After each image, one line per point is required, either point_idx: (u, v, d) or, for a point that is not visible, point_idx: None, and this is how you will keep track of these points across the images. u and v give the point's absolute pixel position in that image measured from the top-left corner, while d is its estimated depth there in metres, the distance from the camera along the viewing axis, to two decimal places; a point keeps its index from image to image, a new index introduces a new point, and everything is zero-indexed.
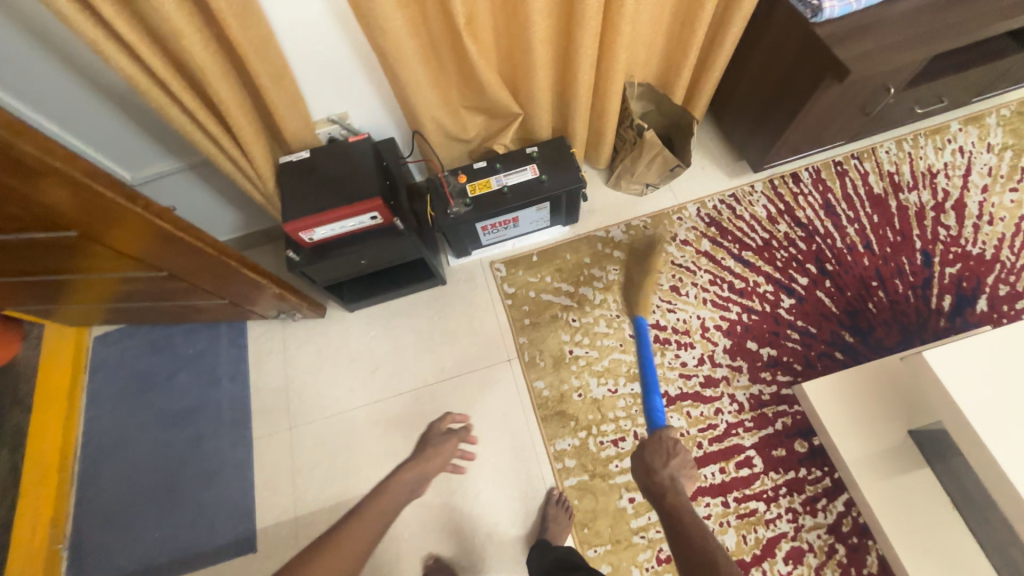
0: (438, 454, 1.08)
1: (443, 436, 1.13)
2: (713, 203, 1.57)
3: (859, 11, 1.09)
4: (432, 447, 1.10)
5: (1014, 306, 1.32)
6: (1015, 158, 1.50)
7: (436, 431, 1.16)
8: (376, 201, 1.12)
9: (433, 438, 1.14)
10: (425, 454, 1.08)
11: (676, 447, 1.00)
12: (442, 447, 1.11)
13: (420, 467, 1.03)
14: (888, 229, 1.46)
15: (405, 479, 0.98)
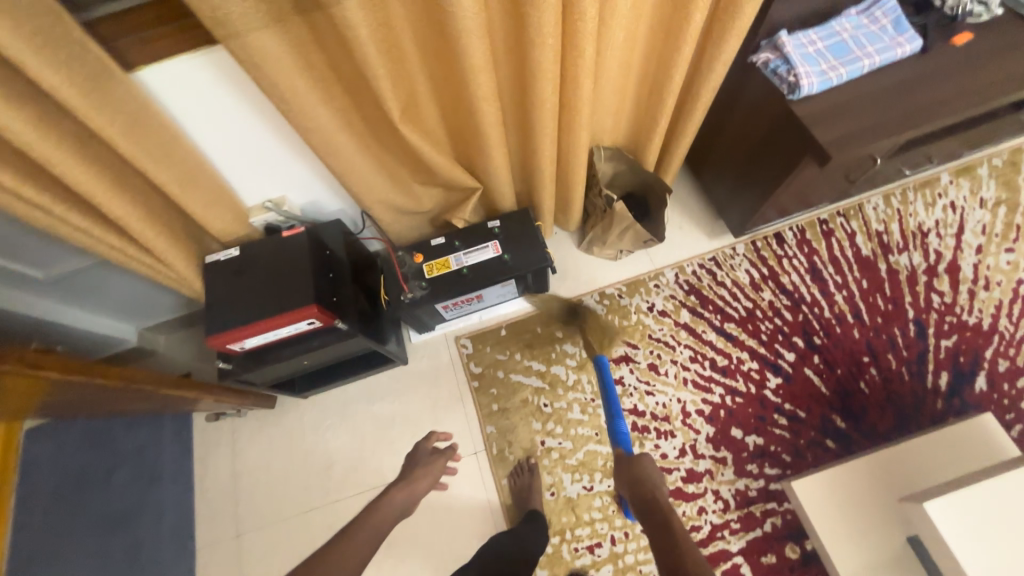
0: (427, 474, 1.10)
1: (431, 455, 1.15)
2: (692, 268, 1.46)
3: (842, 84, 0.98)
4: (421, 467, 1.11)
5: (1015, 383, 1.23)
6: (1009, 214, 1.42)
7: (423, 450, 1.17)
8: (310, 308, 1.00)
9: (420, 458, 1.15)
10: (415, 475, 1.09)
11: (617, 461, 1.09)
12: (431, 467, 1.12)
13: (410, 487, 1.05)
14: (879, 296, 1.36)
15: (397, 499, 1.01)
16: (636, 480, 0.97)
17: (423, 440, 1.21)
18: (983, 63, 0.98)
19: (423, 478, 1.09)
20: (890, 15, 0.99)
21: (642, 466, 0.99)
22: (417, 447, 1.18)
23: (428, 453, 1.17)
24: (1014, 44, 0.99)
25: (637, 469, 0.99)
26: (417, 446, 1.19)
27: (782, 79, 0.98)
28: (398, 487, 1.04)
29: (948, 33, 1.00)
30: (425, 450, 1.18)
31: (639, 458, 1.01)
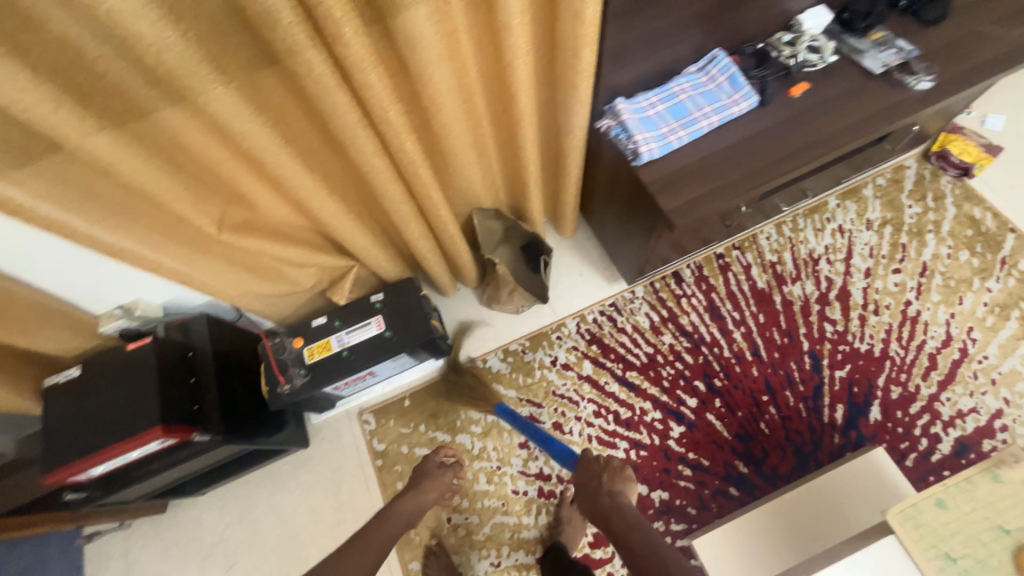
0: (436, 487, 1.09)
1: (442, 468, 1.12)
2: (592, 316, 1.44)
3: (685, 145, 0.98)
4: (430, 479, 1.10)
5: (907, 411, 1.24)
6: (895, 234, 1.44)
7: (431, 462, 1.14)
8: (156, 430, 0.94)
9: (428, 471, 1.12)
10: (421, 488, 1.08)
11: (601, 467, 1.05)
12: (440, 480, 1.10)
13: (419, 499, 1.06)
14: (775, 329, 1.36)
15: (405, 511, 1.03)
16: (595, 473, 1.04)
17: (432, 454, 1.17)
18: (821, 112, 0.98)
19: (430, 491, 1.08)
20: (725, 73, 0.99)
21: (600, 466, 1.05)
22: (426, 459, 1.14)
23: (438, 465, 1.13)
24: (851, 90, 0.99)
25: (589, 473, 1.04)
26: (426, 460, 1.15)
27: (625, 145, 0.97)
28: (408, 495, 1.07)
29: (785, 84, 1.01)
30: (436, 461, 1.14)
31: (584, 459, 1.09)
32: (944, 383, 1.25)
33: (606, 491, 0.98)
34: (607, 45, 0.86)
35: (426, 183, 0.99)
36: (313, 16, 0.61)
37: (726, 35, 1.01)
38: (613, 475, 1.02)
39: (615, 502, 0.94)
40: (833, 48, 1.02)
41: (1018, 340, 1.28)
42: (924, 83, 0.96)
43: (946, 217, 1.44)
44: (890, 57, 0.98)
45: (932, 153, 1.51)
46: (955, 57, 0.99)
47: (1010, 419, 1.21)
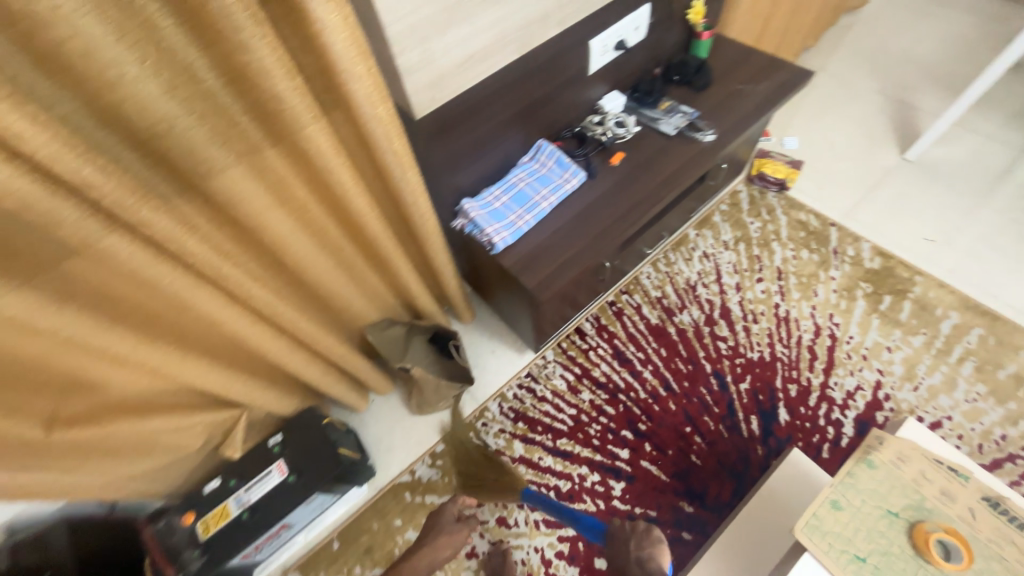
0: (449, 545, 1.14)
1: (457, 525, 1.16)
2: (512, 392, 1.44)
3: (534, 226, 1.08)
4: (445, 536, 1.14)
5: (808, 404, 1.33)
6: (748, 249, 1.64)
7: (448, 515, 1.18)
8: None
9: (445, 524, 1.17)
10: (438, 543, 1.14)
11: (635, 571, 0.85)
12: (454, 538, 1.14)
13: (432, 557, 1.13)
14: (678, 360, 1.44)
15: (418, 566, 1.12)
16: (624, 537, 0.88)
17: (450, 505, 1.20)
18: (638, 176, 1.15)
19: (444, 548, 1.14)
20: (552, 157, 1.13)
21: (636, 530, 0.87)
22: (443, 511, 1.19)
23: (454, 519, 1.18)
24: (658, 152, 1.18)
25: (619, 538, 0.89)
26: (443, 511, 1.19)
27: (481, 238, 1.05)
28: (423, 550, 1.14)
29: (605, 155, 1.18)
30: (452, 515, 1.18)
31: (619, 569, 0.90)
32: (828, 369, 1.38)
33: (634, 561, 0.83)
34: (434, 160, 0.96)
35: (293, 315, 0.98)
36: (106, 209, 0.62)
37: (545, 127, 1.16)
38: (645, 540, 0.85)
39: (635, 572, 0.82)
40: (634, 121, 1.22)
41: (870, 316, 1.46)
42: (708, 136, 1.18)
43: (781, 225, 1.68)
44: (677, 120, 1.20)
45: (754, 176, 1.78)
46: (724, 114, 1.23)
47: (889, 387, 1.34)
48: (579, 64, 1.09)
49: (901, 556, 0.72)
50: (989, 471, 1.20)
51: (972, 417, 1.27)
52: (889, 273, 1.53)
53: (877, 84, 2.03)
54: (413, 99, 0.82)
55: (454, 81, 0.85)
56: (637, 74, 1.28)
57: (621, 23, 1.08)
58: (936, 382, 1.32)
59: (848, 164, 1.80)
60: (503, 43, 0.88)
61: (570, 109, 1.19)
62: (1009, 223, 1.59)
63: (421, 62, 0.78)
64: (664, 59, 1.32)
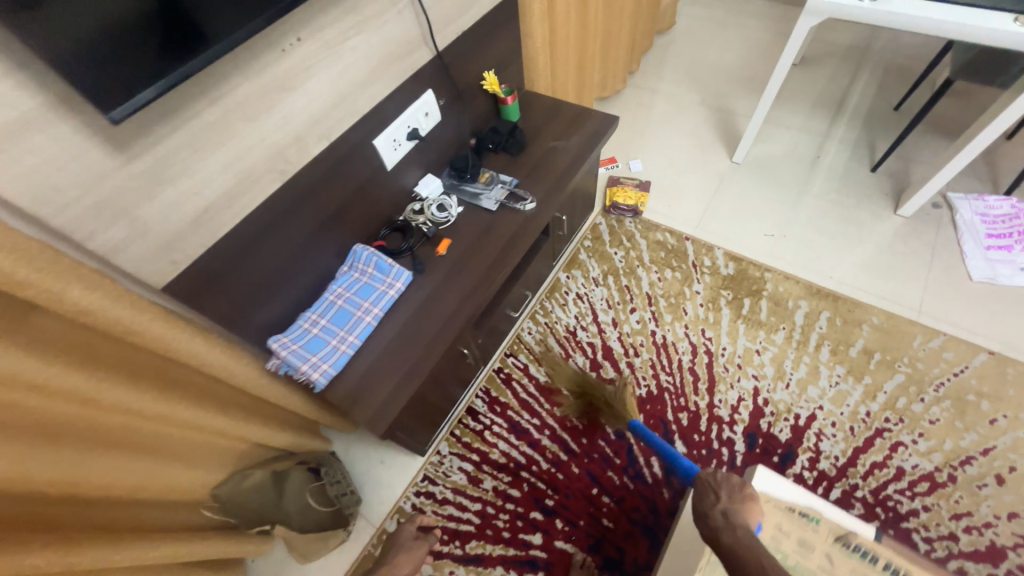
0: (408, 559, 1.09)
1: (416, 540, 1.14)
2: (410, 504, 1.31)
3: (362, 345, 0.98)
4: (404, 552, 1.11)
5: (700, 430, 1.34)
6: (617, 280, 1.66)
7: (406, 533, 1.17)
8: None
9: (403, 543, 1.14)
10: (396, 560, 1.09)
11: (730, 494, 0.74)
12: (415, 553, 1.11)
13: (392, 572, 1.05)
14: (573, 416, 1.40)
15: None
16: (707, 490, 0.76)
17: (407, 524, 1.19)
18: (467, 260, 1.10)
19: (403, 563, 1.08)
20: (371, 263, 1.04)
21: (718, 479, 0.77)
22: (402, 528, 1.17)
23: (413, 537, 1.16)
24: (484, 230, 1.14)
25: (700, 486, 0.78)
26: (400, 533, 1.17)
27: (299, 377, 0.93)
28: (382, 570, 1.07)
29: (431, 245, 1.12)
30: (410, 532, 1.16)
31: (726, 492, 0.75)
32: (711, 388, 1.40)
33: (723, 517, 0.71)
34: (214, 314, 0.83)
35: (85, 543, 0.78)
36: None
37: (359, 229, 1.08)
38: (737, 495, 0.74)
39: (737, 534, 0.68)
40: (456, 201, 1.18)
41: (736, 322, 1.52)
42: (528, 204, 1.17)
43: (642, 249, 1.73)
44: (497, 193, 1.18)
45: (609, 207, 1.83)
46: (542, 177, 1.23)
47: (765, 390, 1.38)
48: (372, 163, 1.02)
49: None
50: (864, 452, 1.25)
51: (839, 401, 1.34)
52: (743, 276, 1.61)
53: (698, 94, 2.20)
54: (142, 270, 0.70)
55: (197, 235, 0.75)
56: (451, 150, 1.25)
57: (402, 116, 1.02)
58: (803, 375, 1.39)
59: (689, 176, 1.91)
60: (254, 178, 0.79)
61: (382, 203, 1.11)
62: (828, 205, 1.76)
63: (132, 234, 0.67)
64: (477, 127, 1.30)
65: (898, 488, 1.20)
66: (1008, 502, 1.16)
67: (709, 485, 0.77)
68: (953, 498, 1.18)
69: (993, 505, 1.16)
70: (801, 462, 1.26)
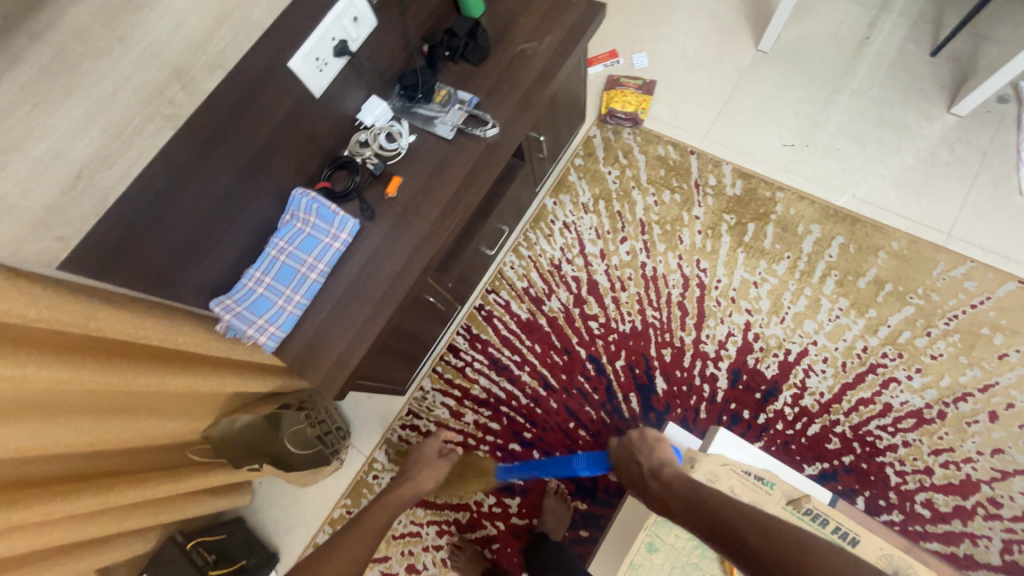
0: (431, 475, 1.14)
1: (438, 459, 1.18)
2: (397, 436, 1.38)
3: (312, 304, 0.93)
4: (428, 467, 1.15)
5: (683, 366, 1.30)
6: (609, 206, 1.50)
7: (429, 451, 1.20)
8: None
9: (427, 459, 1.18)
10: (419, 473, 1.14)
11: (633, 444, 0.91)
12: (437, 470, 1.16)
13: (417, 484, 1.11)
14: (553, 353, 1.38)
15: (403, 494, 1.08)
16: (629, 461, 0.89)
17: (432, 442, 1.23)
18: (421, 202, 0.98)
19: (425, 477, 1.13)
20: (312, 211, 0.94)
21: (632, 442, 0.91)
22: (425, 447, 1.21)
23: (436, 454, 1.20)
24: (438, 165, 0.99)
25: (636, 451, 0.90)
26: (425, 447, 1.22)
27: (249, 341, 0.89)
28: (407, 482, 1.11)
29: (381, 185, 0.99)
30: (433, 450, 1.21)
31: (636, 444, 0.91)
32: (699, 323, 1.33)
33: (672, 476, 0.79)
34: (137, 285, 0.77)
35: (68, 490, 0.88)
36: None
37: (296, 173, 0.95)
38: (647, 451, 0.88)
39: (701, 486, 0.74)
40: (407, 129, 1.01)
41: (735, 251, 1.38)
42: (490, 129, 0.99)
43: (640, 167, 1.53)
44: (453, 117, 1.00)
45: (605, 116, 1.59)
46: (508, 93, 1.02)
47: (758, 325, 1.30)
48: (293, 92, 0.86)
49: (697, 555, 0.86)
50: (852, 389, 1.21)
51: (836, 336, 1.26)
52: (751, 197, 1.43)
53: None
54: (26, 251, 0.61)
55: (83, 202, 0.64)
56: (399, 62, 1.04)
57: (324, 23, 0.84)
58: (801, 309, 1.30)
59: (704, 71, 1.60)
60: (132, 129, 0.66)
61: (319, 138, 0.96)
62: (868, 104, 1.47)
63: None
64: (429, 29, 1.06)
65: (881, 424, 1.17)
66: (996, 439, 1.13)
67: (625, 457, 0.90)
68: (938, 434, 1.15)
69: (979, 441, 1.14)
70: (784, 398, 1.24)
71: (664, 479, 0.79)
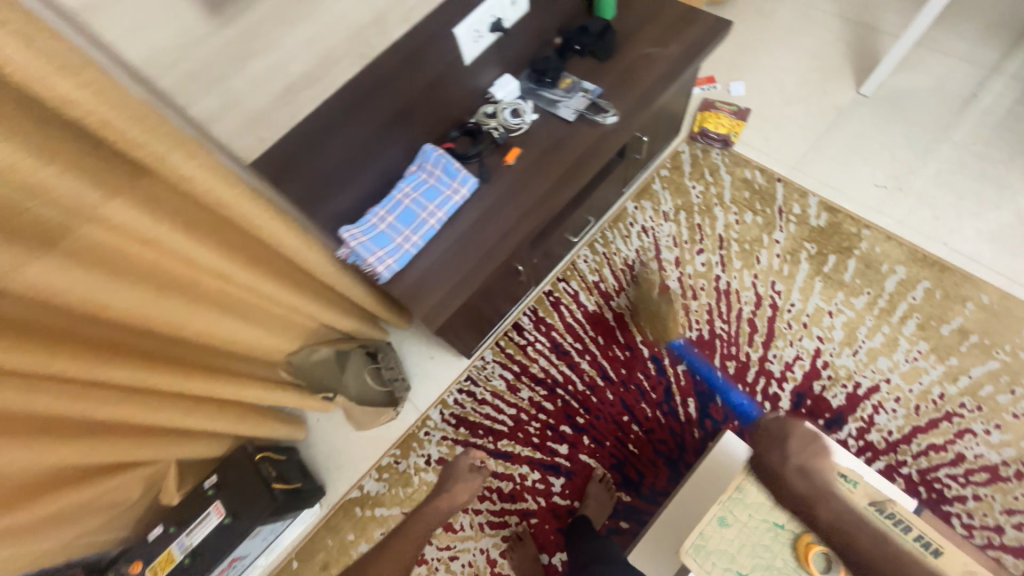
0: (464, 490, 1.21)
1: (471, 473, 1.24)
2: (452, 398, 1.44)
3: (425, 247, 1.01)
4: (462, 482, 1.22)
5: (746, 381, 1.31)
6: (689, 218, 1.54)
7: (461, 466, 1.27)
8: None
9: (458, 473, 1.26)
10: (452, 492, 1.22)
11: (786, 429, 0.78)
12: (470, 483, 1.22)
13: (451, 500, 1.21)
14: (616, 347, 1.41)
15: (439, 508, 1.20)
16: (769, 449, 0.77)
17: (464, 458, 1.29)
18: (534, 173, 1.06)
19: (460, 493, 1.21)
20: (439, 165, 1.03)
21: (776, 431, 0.79)
22: (457, 462, 1.28)
23: (468, 469, 1.26)
24: (556, 143, 1.08)
25: (794, 439, 0.77)
26: (457, 463, 1.29)
27: (365, 268, 0.98)
28: (440, 496, 1.22)
29: (500, 152, 1.08)
30: (466, 465, 1.27)
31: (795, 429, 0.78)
32: (767, 341, 1.34)
33: (800, 471, 0.73)
34: (293, 197, 0.87)
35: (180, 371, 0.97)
36: None
37: (428, 130, 1.05)
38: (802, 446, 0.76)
39: (812, 501, 0.72)
40: (531, 107, 1.11)
41: (813, 279, 1.39)
42: (609, 117, 1.07)
43: (725, 186, 1.57)
44: (576, 102, 1.09)
45: (696, 134, 1.65)
46: (629, 88, 1.10)
47: (828, 354, 1.30)
48: (449, 55, 0.96)
49: (783, 570, 0.72)
50: (923, 432, 1.18)
51: (911, 378, 1.24)
52: (836, 230, 1.44)
53: (837, 3, 1.81)
54: (233, 142, 0.73)
55: (282, 114, 0.76)
56: (533, 48, 1.14)
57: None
58: (876, 345, 1.29)
59: (800, 106, 1.65)
60: (332, 60, 0.77)
61: (454, 102, 1.06)
62: (969, 158, 1.47)
63: (224, 106, 0.68)
64: (564, 25, 1.17)
65: (951, 473, 1.14)
66: None
67: (773, 438, 0.78)
68: (1012, 494, 1.11)
69: None
70: (849, 430, 1.22)
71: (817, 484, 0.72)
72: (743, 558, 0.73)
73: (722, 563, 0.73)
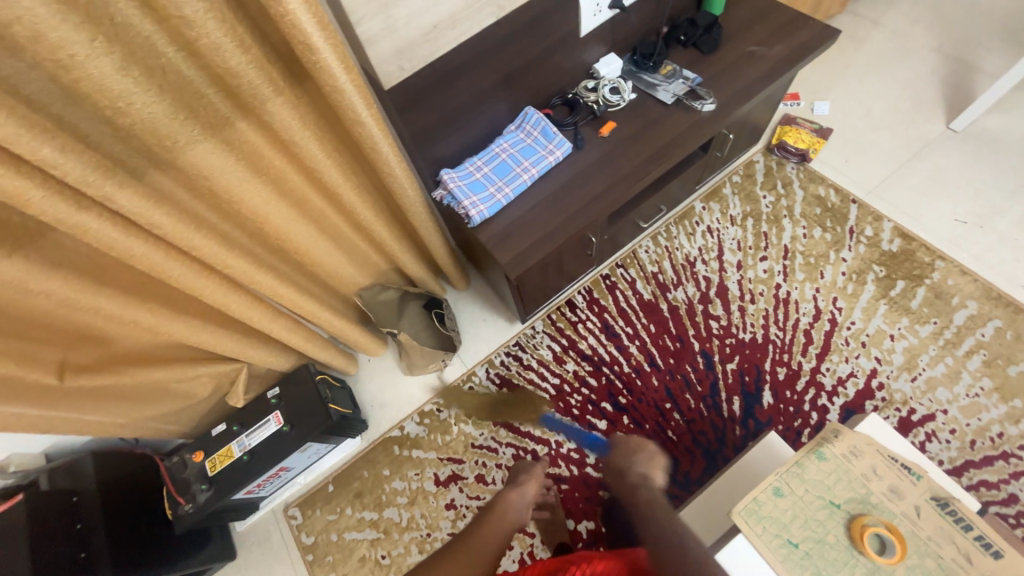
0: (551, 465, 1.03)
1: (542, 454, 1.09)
2: (500, 360, 1.48)
3: (514, 200, 1.07)
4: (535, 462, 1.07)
5: (795, 389, 1.31)
6: (756, 225, 1.56)
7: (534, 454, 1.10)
8: None
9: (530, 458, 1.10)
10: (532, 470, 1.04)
11: (638, 443, 1.02)
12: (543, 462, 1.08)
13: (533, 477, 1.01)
14: (666, 336, 1.43)
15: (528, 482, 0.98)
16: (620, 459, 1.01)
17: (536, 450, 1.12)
18: (627, 147, 1.10)
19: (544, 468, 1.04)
20: (538, 126, 1.10)
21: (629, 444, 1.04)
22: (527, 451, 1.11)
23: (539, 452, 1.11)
24: (651, 122, 1.12)
25: (621, 454, 1.01)
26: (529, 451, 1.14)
27: (458, 211, 1.05)
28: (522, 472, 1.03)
29: (595, 125, 1.13)
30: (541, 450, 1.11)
31: (642, 447, 0.99)
32: (822, 354, 1.34)
33: (636, 473, 0.95)
34: (411, 131, 0.95)
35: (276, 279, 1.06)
36: (69, 185, 0.64)
37: (533, 94, 1.12)
38: (642, 455, 0.99)
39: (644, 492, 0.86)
40: (631, 87, 1.16)
41: (878, 301, 1.38)
42: (708, 105, 1.10)
43: (796, 200, 1.58)
44: (676, 87, 1.13)
45: (773, 146, 1.66)
46: (730, 81, 1.14)
47: (885, 376, 1.29)
48: (568, 24, 1.02)
49: (835, 546, 0.73)
50: (976, 467, 1.17)
51: (971, 412, 1.22)
52: (908, 257, 1.43)
53: (935, 38, 1.80)
54: (380, 66, 0.81)
55: (424, 49, 0.84)
56: (639, 33, 1.19)
57: None
58: (937, 375, 1.27)
59: (885, 133, 1.64)
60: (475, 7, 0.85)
61: (561, 72, 1.12)
62: None
63: (384, 30, 0.76)
64: (671, 16, 1.22)
65: (1002, 511, 1.12)
66: None
67: (632, 448, 1.03)
68: None
69: None
70: None
71: (643, 481, 0.93)
72: (795, 526, 0.75)
73: (773, 529, 0.75)
